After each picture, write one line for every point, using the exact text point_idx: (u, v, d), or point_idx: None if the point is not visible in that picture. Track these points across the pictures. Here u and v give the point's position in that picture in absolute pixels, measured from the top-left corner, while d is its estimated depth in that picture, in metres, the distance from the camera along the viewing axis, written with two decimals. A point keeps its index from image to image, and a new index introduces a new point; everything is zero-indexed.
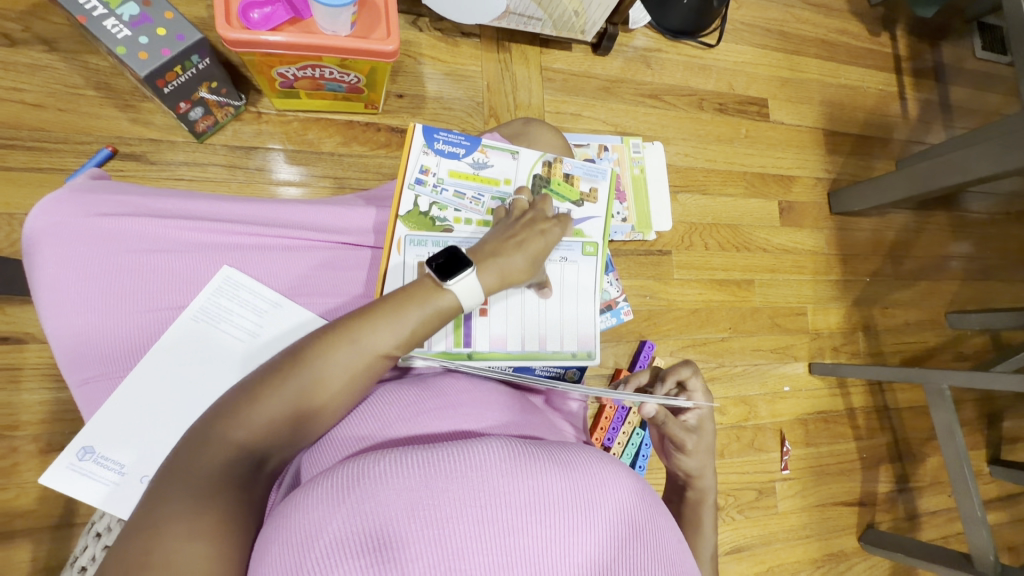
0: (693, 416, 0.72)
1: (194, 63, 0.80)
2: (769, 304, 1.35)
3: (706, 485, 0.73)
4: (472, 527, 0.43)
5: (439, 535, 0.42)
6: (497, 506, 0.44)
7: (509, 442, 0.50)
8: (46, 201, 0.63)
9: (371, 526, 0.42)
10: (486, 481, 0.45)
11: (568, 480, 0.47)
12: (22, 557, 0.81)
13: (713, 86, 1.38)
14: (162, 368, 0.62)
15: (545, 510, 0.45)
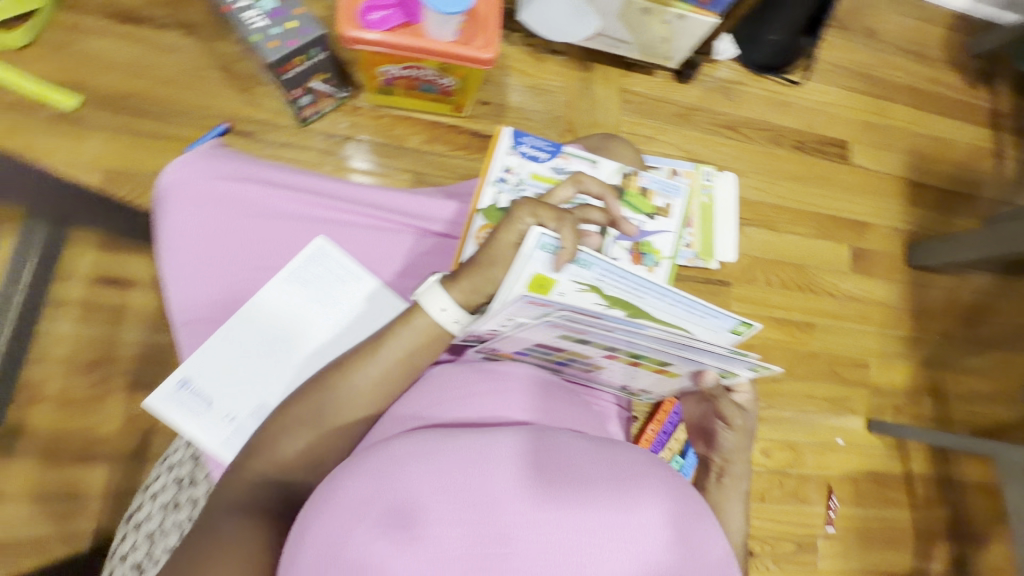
0: (740, 396, 0.68)
1: (312, 55, 0.89)
2: (828, 351, 1.30)
3: (738, 474, 0.69)
4: (492, 489, 0.46)
5: (460, 489, 0.46)
6: (518, 477, 0.47)
7: (546, 436, 0.51)
8: (181, 161, 0.72)
9: (400, 473, 0.47)
10: (511, 454, 0.48)
11: (593, 466, 0.49)
12: (98, 478, 0.89)
13: (792, 124, 1.36)
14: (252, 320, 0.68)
15: (565, 487, 0.47)
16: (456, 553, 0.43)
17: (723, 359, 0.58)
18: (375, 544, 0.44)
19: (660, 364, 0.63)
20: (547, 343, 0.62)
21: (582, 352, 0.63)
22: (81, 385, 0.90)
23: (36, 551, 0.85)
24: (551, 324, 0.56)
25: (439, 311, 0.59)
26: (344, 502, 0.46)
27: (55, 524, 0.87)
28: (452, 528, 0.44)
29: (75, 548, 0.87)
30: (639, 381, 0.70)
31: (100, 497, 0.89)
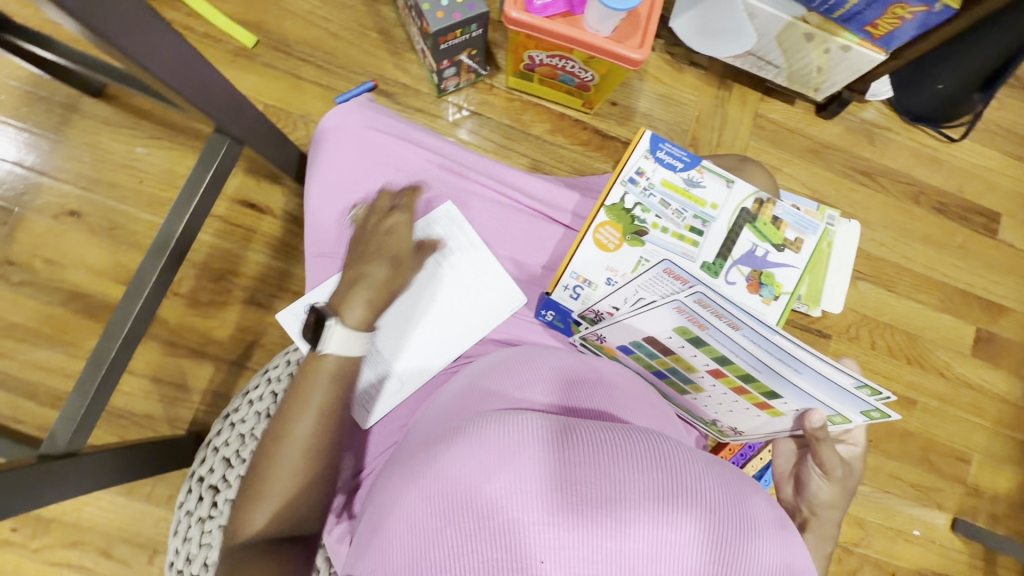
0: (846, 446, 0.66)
1: (470, 31, 0.93)
2: (925, 434, 1.19)
3: (826, 533, 0.66)
4: (608, 473, 0.44)
5: (576, 462, 0.44)
6: (635, 467, 0.45)
7: (627, 436, 0.47)
8: (341, 108, 0.80)
9: (519, 429, 0.47)
10: (632, 445, 0.46)
11: (714, 484, 0.46)
12: (204, 375, 0.99)
13: (938, 182, 1.24)
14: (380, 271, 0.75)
15: (682, 496, 0.44)
16: (542, 529, 0.42)
17: (839, 397, 0.55)
18: (481, 488, 0.44)
19: (767, 392, 0.60)
20: (658, 337, 0.62)
21: (692, 361, 0.63)
22: (208, 289, 1.01)
23: (146, 425, 0.97)
24: (675, 310, 0.56)
25: (363, 342, 0.62)
26: (457, 444, 0.48)
27: (164, 405, 0.98)
28: (560, 498, 0.43)
29: (175, 431, 0.98)
30: (732, 416, 0.69)
31: (203, 392, 0.99)
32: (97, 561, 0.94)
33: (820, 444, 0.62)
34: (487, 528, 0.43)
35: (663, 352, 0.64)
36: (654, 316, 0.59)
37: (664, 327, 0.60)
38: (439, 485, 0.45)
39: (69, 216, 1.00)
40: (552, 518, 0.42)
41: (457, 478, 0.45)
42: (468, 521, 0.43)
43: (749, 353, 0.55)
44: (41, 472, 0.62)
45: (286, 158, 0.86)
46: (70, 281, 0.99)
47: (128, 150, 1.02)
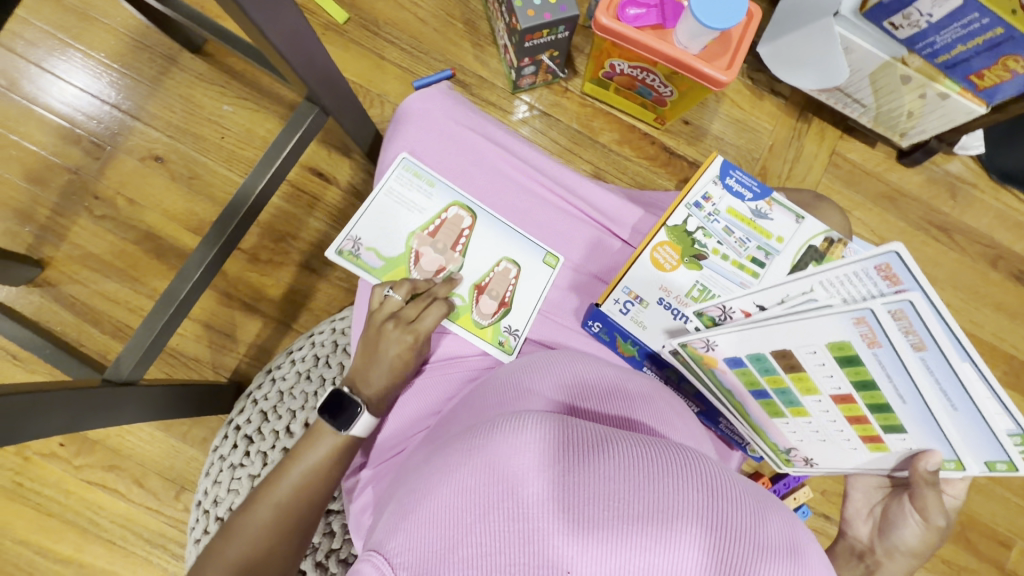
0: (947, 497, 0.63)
1: (557, 32, 0.94)
2: (966, 511, 1.12)
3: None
4: (642, 490, 0.43)
5: (610, 476, 0.44)
6: (671, 487, 0.44)
7: (649, 451, 0.46)
8: (424, 92, 0.82)
9: (554, 436, 0.46)
10: (670, 465, 0.45)
11: (753, 509, 0.44)
12: (252, 329, 1.04)
13: (1020, 248, 1.17)
14: (417, 235, 0.80)
15: (718, 521, 0.43)
16: (560, 535, 0.41)
17: (980, 441, 0.51)
18: (514, 488, 0.43)
19: (889, 426, 0.56)
20: (796, 352, 0.55)
21: (817, 382, 0.57)
22: (268, 248, 1.05)
23: (193, 367, 1.01)
24: (854, 320, 0.49)
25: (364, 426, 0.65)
26: (477, 444, 0.47)
27: (212, 352, 1.03)
28: (579, 509, 0.42)
29: (218, 377, 1.02)
30: (818, 447, 0.65)
31: (248, 345, 1.03)
32: (130, 487, 0.99)
33: (922, 487, 0.59)
34: (516, 529, 0.42)
35: (786, 367, 0.58)
36: (815, 326, 0.52)
37: (815, 339, 0.53)
38: (469, 479, 0.45)
39: (153, 161, 1.05)
40: (582, 528, 0.41)
41: (489, 476, 0.45)
42: (497, 518, 0.43)
43: (914, 382, 0.50)
44: (105, 393, 0.67)
45: (363, 133, 0.89)
46: (145, 222, 1.04)
47: (216, 107, 1.07)
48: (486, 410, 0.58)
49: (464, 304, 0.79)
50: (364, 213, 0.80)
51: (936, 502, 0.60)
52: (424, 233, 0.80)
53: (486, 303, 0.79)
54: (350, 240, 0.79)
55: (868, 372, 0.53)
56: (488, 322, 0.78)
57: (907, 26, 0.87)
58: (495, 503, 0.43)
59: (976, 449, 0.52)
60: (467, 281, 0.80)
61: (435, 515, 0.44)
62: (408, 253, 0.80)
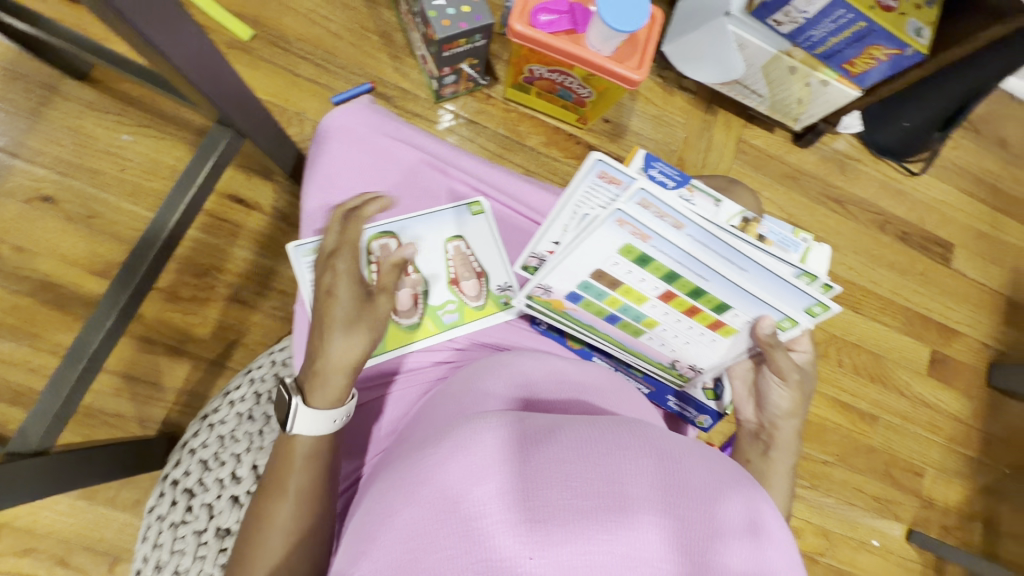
0: (799, 355, 0.70)
1: (474, 40, 0.94)
2: (886, 450, 1.25)
3: (788, 446, 0.70)
4: (592, 468, 0.44)
5: (562, 460, 0.44)
6: (624, 460, 0.45)
7: (605, 436, 0.47)
8: (348, 107, 0.78)
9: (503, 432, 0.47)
10: (620, 440, 0.47)
11: (707, 476, 0.46)
12: (181, 373, 0.96)
13: (902, 212, 1.33)
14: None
15: (671, 485, 0.45)
16: (522, 530, 0.41)
17: (785, 293, 0.59)
18: (471, 491, 0.43)
19: (717, 307, 0.62)
20: (606, 269, 0.62)
21: (641, 290, 0.64)
22: (190, 285, 0.98)
23: (116, 424, 0.92)
24: (616, 223, 0.55)
25: (332, 422, 0.58)
26: (432, 456, 0.47)
27: (136, 405, 0.93)
28: (538, 502, 0.42)
29: (146, 431, 0.93)
30: (689, 348, 0.70)
31: (177, 392, 0.95)
32: (51, 569, 0.88)
33: (772, 348, 0.63)
34: (478, 530, 0.42)
35: (610, 286, 0.65)
36: (598, 241, 0.59)
37: (608, 252, 0.60)
38: (425, 493, 0.45)
39: (42, 202, 0.95)
40: (541, 516, 0.42)
41: (445, 483, 0.44)
42: (459, 523, 0.42)
43: (697, 259, 0.56)
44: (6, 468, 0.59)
45: (284, 155, 0.85)
46: (39, 270, 0.93)
47: (112, 137, 0.98)
48: (440, 420, 0.57)
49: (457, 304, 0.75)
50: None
51: (787, 356, 0.65)
52: (379, 282, 0.72)
53: (469, 286, 0.76)
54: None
55: (662, 264, 0.59)
56: (485, 299, 0.76)
57: (788, 22, 0.96)
58: (455, 508, 0.43)
59: (788, 299, 0.59)
60: (439, 286, 0.75)
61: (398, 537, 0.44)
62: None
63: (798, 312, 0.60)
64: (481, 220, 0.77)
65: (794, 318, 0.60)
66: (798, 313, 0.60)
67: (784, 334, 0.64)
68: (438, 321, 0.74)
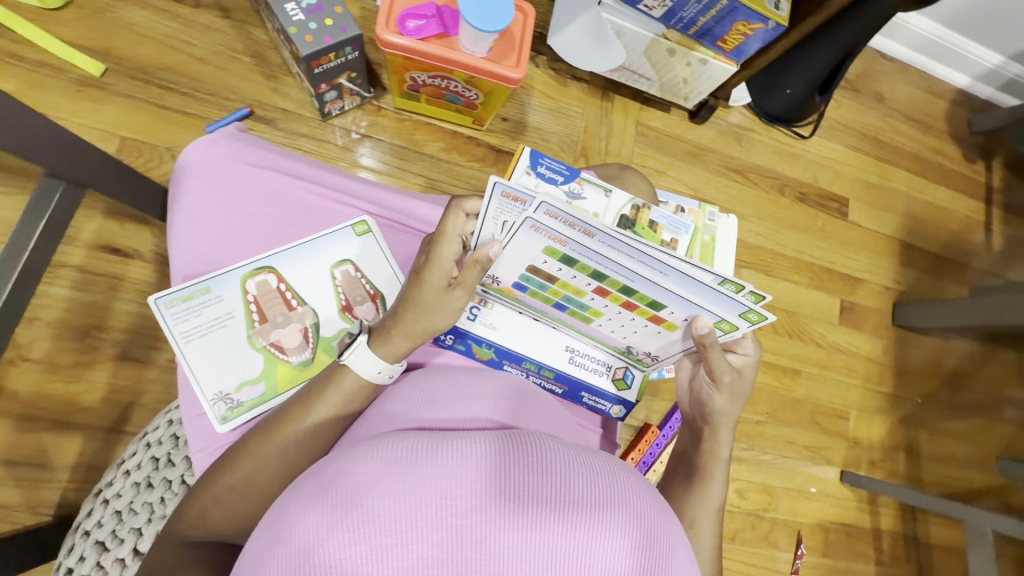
0: (738, 359, 0.72)
1: (345, 54, 0.90)
2: (811, 400, 1.33)
3: (721, 440, 0.73)
4: (462, 486, 0.43)
5: (430, 482, 0.42)
6: (497, 472, 0.44)
7: (478, 446, 0.46)
8: (203, 140, 0.72)
9: (369, 462, 0.45)
10: (494, 451, 0.45)
11: (582, 470, 0.46)
12: (72, 447, 0.87)
13: (797, 174, 1.40)
14: (258, 333, 0.67)
15: (547, 484, 0.44)
16: (386, 564, 0.39)
17: (718, 300, 0.59)
18: (331, 532, 0.41)
19: (651, 304, 0.62)
20: (539, 266, 0.63)
21: (576, 285, 0.64)
22: (69, 350, 0.89)
23: (0, 517, 0.83)
24: (533, 229, 0.56)
25: (376, 374, 0.61)
26: (297, 499, 0.44)
27: (22, 491, 0.84)
28: (405, 531, 0.40)
29: (40, 518, 0.85)
30: (637, 338, 0.71)
31: (70, 468, 0.87)
32: None
33: (708, 349, 0.65)
34: (339, 574, 0.39)
35: (549, 280, 0.65)
36: (531, 245, 0.59)
37: (536, 253, 0.60)
38: (285, 542, 0.42)
39: None
40: (406, 546, 0.40)
41: (306, 528, 0.41)
42: (319, 570, 0.40)
43: (616, 263, 0.57)
44: None
45: (147, 198, 0.79)
46: None
47: None
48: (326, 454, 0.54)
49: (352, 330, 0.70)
50: (216, 366, 0.65)
51: (721, 357, 0.67)
52: (264, 321, 0.67)
53: (364, 311, 0.72)
54: (220, 400, 0.64)
55: (592, 266, 0.59)
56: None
57: (657, 6, 0.98)
58: (313, 555, 0.40)
59: (721, 307, 0.60)
60: (331, 315, 0.70)
61: None
62: (269, 353, 0.67)
63: (735, 318, 0.61)
64: (369, 241, 0.74)
65: (722, 317, 0.61)
66: (736, 318, 0.61)
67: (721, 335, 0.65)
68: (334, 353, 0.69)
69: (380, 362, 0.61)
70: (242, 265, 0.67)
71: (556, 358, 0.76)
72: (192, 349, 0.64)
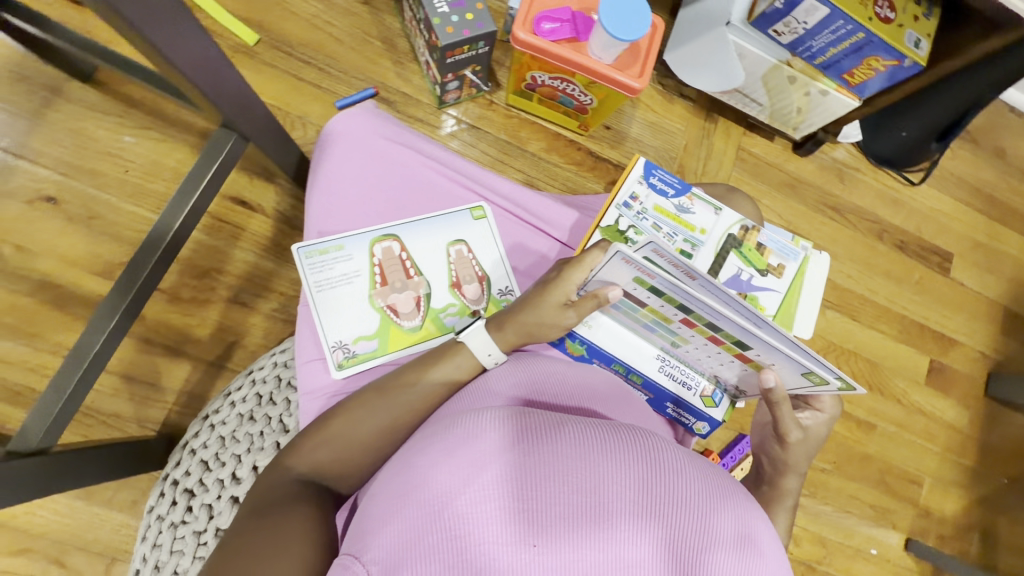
0: (807, 417, 0.70)
1: (477, 48, 0.96)
2: (883, 458, 1.26)
3: (786, 490, 0.71)
4: (579, 466, 0.48)
5: (551, 459, 0.48)
6: (610, 456, 0.49)
7: (593, 430, 0.51)
8: (350, 112, 0.78)
9: (494, 431, 0.50)
10: (610, 438, 0.51)
11: (687, 466, 0.51)
12: (180, 373, 0.96)
13: (899, 221, 1.34)
14: (381, 294, 0.73)
15: (657, 474, 0.49)
16: (517, 519, 0.45)
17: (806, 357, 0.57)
18: (465, 487, 0.47)
19: (737, 343, 0.61)
20: (626, 291, 0.64)
21: (664, 313, 0.65)
22: (190, 286, 0.98)
23: (113, 425, 0.92)
24: (622, 261, 0.57)
25: (486, 356, 0.67)
26: (433, 452, 0.50)
27: (134, 405, 0.94)
28: (532, 493, 0.46)
29: (144, 432, 0.93)
30: (723, 369, 0.71)
31: (176, 392, 0.95)
32: (46, 569, 0.88)
33: (775, 404, 0.65)
34: (475, 524, 0.45)
35: (639, 304, 0.66)
36: (624, 275, 0.60)
37: (626, 280, 0.61)
38: (422, 490, 0.48)
39: (44, 202, 0.95)
40: (530, 511, 0.46)
41: (441, 480, 0.48)
42: (456, 517, 0.46)
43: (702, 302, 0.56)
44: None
45: (287, 158, 0.86)
46: (40, 270, 0.94)
47: (114, 139, 0.98)
48: (441, 417, 0.61)
49: (458, 306, 0.75)
50: (340, 317, 0.71)
51: (790, 414, 0.66)
52: (387, 284, 0.73)
53: (471, 290, 0.76)
54: (338, 348, 0.70)
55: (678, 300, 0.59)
56: (485, 302, 0.76)
57: (787, 33, 0.97)
58: (453, 503, 0.46)
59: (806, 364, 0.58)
60: (441, 289, 0.75)
61: (396, 530, 0.47)
62: (385, 314, 0.73)
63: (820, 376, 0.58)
64: (483, 225, 0.79)
65: (811, 367, 0.57)
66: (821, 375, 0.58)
67: (807, 385, 0.62)
68: (440, 324, 0.73)
69: (491, 344, 0.67)
70: (376, 231, 0.74)
71: (647, 364, 0.75)
72: (324, 299, 0.71)
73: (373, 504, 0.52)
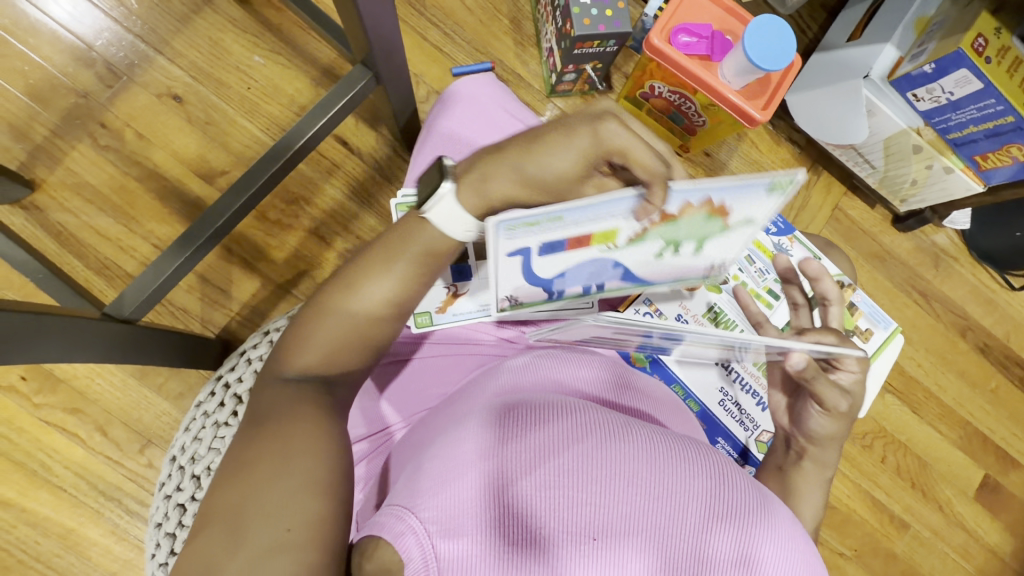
0: (845, 377, 0.63)
1: (606, 45, 0.96)
2: (908, 561, 1.19)
3: (824, 461, 0.67)
4: (642, 471, 0.51)
5: (614, 460, 0.51)
6: (668, 463, 0.52)
7: (649, 437, 0.54)
8: (476, 77, 0.80)
9: (561, 423, 0.53)
10: (666, 447, 0.54)
11: (740, 481, 0.54)
12: (249, 287, 1.00)
13: (988, 323, 1.26)
14: (670, 255, 0.56)
15: (714, 488, 0.52)
16: (576, 510, 0.49)
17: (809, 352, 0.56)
18: (535, 470, 0.50)
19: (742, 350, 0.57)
20: (605, 335, 0.58)
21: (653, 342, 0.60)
22: (279, 209, 1.02)
23: (181, 318, 0.97)
24: (596, 326, 0.52)
25: (464, 230, 0.56)
26: (490, 435, 0.52)
27: (202, 305, 0.99)
28: (590, 490, 0.49)
29: (205, 332, 0.98)
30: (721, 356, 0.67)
31: (241, 304, 1.00)
32: (91, 434, 0.93)
33: (810, 382, 0.61)
34: (537, 510, 0.48)
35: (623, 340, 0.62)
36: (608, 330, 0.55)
37: (602, 331, 0.55)
38: (487, 465, 0.50)
39: (170, 99, 1.01)
40: (590, 505, 0.49)
41: (513, 458, 0.50)
42: (517, 501, 0.49)
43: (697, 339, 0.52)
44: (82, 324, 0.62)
45: (403, 108, 0.88)
46: (152, 160, 1.00)
47: (246, 56, 1.04)
48: (486, 390, 0.62)
49: None
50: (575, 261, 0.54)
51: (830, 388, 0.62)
52: (693, 252, 0.56)
53: None
54: None
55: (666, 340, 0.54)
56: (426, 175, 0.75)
57: (927, 99, 0.93)
58: (516, 488, 0.49)
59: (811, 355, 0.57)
60: None
61: (458, 496, 0.49)
62: None
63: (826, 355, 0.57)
64: None
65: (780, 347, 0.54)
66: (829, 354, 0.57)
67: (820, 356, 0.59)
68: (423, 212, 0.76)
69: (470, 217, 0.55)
70: (688, 189, 0.47)
71: (708, 394, 0.77)
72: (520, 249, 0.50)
73: (422, 464, 0.54)
